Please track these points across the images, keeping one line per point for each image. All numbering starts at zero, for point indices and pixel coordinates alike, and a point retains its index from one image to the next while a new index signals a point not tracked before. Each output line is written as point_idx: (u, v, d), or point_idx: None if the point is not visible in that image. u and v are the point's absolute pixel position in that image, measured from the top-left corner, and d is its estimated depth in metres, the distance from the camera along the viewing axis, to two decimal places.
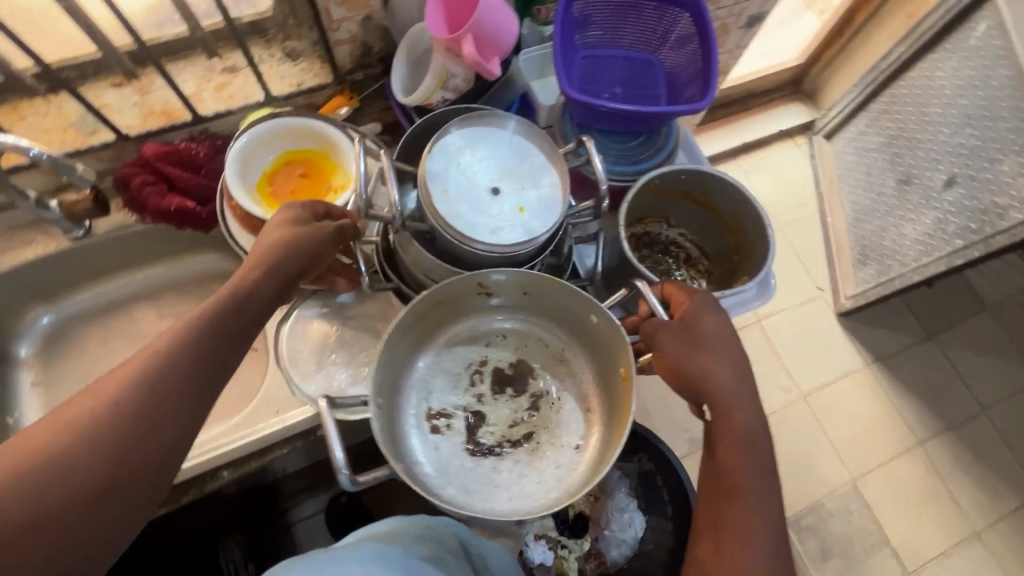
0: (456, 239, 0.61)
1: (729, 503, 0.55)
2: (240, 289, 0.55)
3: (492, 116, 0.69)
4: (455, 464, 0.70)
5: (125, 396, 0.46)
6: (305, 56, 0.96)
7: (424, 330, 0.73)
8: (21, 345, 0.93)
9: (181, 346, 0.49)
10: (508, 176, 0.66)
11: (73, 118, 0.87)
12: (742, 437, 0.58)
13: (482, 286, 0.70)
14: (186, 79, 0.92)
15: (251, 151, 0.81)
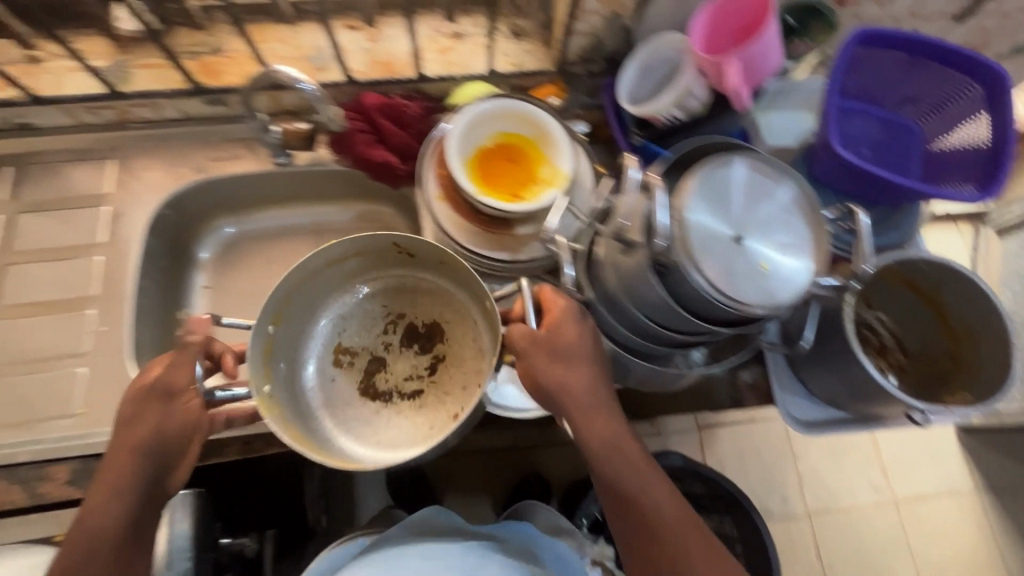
0: (684, 268, 0.56)
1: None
2: (121, 463, 0.62)
3: (777, 162, 0.61)
4: (343, 398, 0.81)
5: (101, 520, 0.60)
6: (530, 38, 0.95)
7: (347, 273, 0.83)
8: (202, 248, 0.97)
9: (127, 476, 0.61)
10: (767, 231, 0.59)
11: (308, 51, 0.91)
12: (666, 531, 0.62)
13: (400, 247, 0.79)
14: (415, 36, 0.93)
15: (479, 121, 0.80)
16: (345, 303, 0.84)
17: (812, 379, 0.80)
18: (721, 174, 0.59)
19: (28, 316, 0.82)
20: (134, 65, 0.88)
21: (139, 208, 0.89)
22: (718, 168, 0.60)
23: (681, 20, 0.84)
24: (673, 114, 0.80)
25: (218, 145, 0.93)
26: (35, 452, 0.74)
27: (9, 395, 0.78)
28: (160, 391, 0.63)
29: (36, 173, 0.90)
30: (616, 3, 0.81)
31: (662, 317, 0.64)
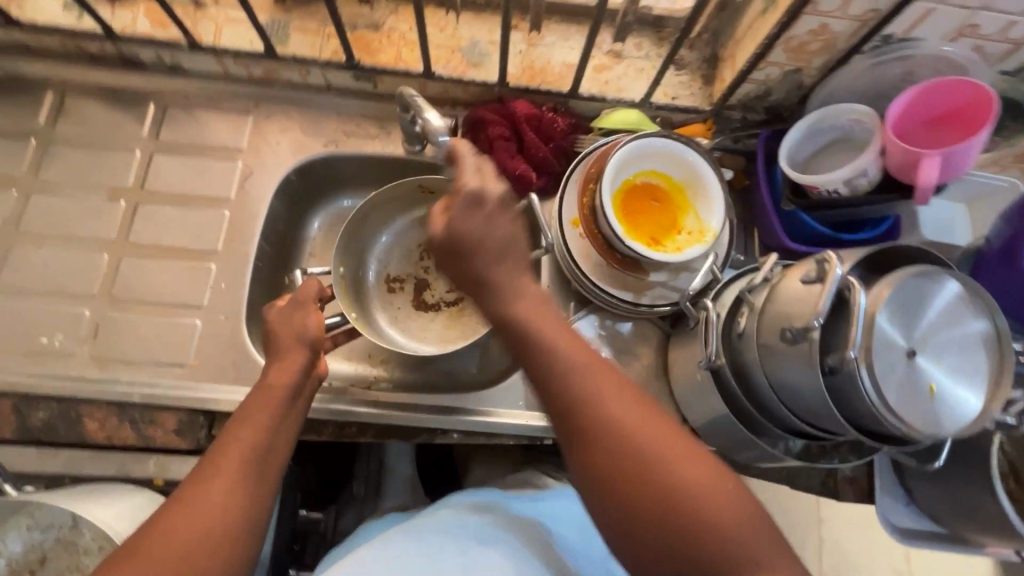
0: (851, 366, 0.54)
1: (648, 498, 0.50)
2: (271, 380, 0.68)
3: (981, 295, 0.57)
4: (404, 313, 0.90)
5: (248, 421, 0.64)
6: (690, 69, 0.90)
7: (383, 212, 0.90)
8: (317, 216, 0.97)
9: (272, 393, 0.67)
10: (945, 361, 0.56)
11: (464, 44, 0.88)
12: (618, 422, 0.53)
13: (421, 185, 0.88)
14: (573, 48, 0.90)
15: (639, 156, 0.78)
16: (399, 235, 0.93)
17: (922, 492, 0.76)
18: (922, 287, 0.56)
19: (153, 259, 0.84)
20: (291, 28, 0.87)
21: (269, 169, 0.89)
22: (920, 280, 0.56)
23: (865, 89, 0.79)
24: (837, 189, 0.76)
25: (354, 120, 0.92)
26: (147, 395, 0.77)
27: (127, 334, 0.80)
28: (299, 311, 0.73)
29: (175, 114, 0.90)
30: (804, 60, 0.76)
31: (804, 408, 0.62)
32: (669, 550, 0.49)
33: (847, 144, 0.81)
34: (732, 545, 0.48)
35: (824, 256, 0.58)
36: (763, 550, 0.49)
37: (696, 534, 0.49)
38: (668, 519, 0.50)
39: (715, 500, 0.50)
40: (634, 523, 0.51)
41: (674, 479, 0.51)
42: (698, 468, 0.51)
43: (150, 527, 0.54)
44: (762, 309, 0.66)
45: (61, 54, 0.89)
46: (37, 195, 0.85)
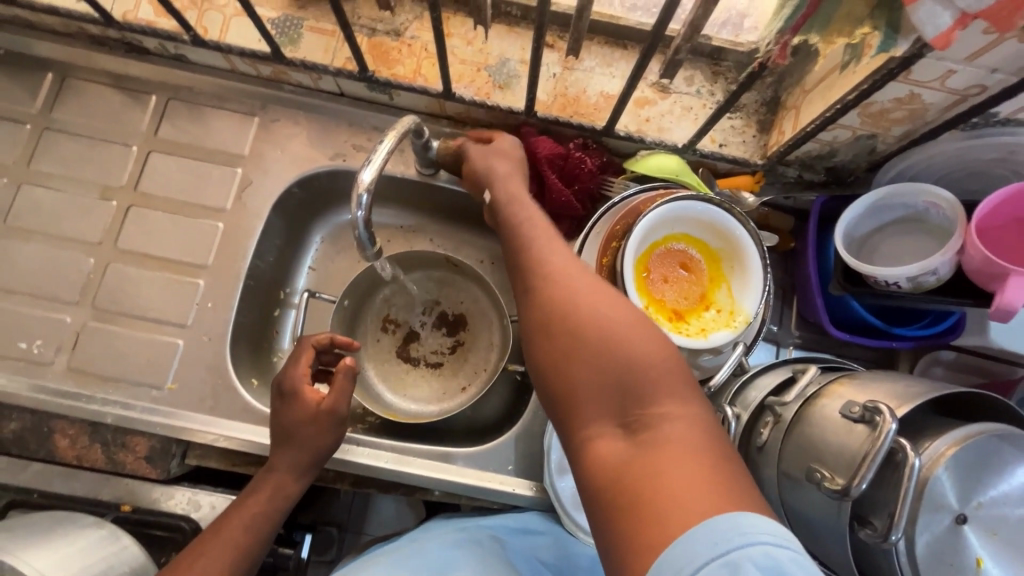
0: (881, 537, 0.44)
1: (566, 327, 0.49)
2: (278, 481, 0.67)
3: None
4: (386, 358, 0.89)
5: (244, 522, 0.64)
6: (745, 112, 0.79)
7: (401, 264, 0.87)
8: (320, 229, 0.91)
9: (272, 500, 0.66)
10: (997, 539, 0.48)
11: (491, 62, 0.79)
12: (556, 270, 0.54)
13: (450, 259, 0.86)
14: (614, 75, 0.79)
15: (675, 217, 0.68)
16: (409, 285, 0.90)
17: None
18: (996, 451, 0.46)
19: (141, 268, 0.79)
20: (304, 26, 0.79)
21: (270, 180, 0.83)
22: (996, 442, 0.46)
23: (950, 165, 0.67)
24: (898, 283, 0.66)
25: (366, 133, 0.84)
26: (120, 417, 0.73)
27: (108, 347, 0.76)
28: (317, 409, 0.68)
29: (176, 109, 0.83)
30: (882, 127, 0.65)
31: (823, 551, 0.54)
32: (591, 379, 0.46)
33: (916, 226, 0.70)
34: (655, 381, 0.45)
35: (875, 402, 0.48)
36: (687, 397, 0.45)
37: (615, 367, 0.46)
38: (590, 347, 0.47)
39: (649, 347, 0.46)
40: (551, 358, 0.49)
41: (599, 315, 0.48)
42: (630, 316, 0.49)
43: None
44: (790, 428, 0.57)
45: (62, 32, 0.83)
46: (29, 188, 0.80)
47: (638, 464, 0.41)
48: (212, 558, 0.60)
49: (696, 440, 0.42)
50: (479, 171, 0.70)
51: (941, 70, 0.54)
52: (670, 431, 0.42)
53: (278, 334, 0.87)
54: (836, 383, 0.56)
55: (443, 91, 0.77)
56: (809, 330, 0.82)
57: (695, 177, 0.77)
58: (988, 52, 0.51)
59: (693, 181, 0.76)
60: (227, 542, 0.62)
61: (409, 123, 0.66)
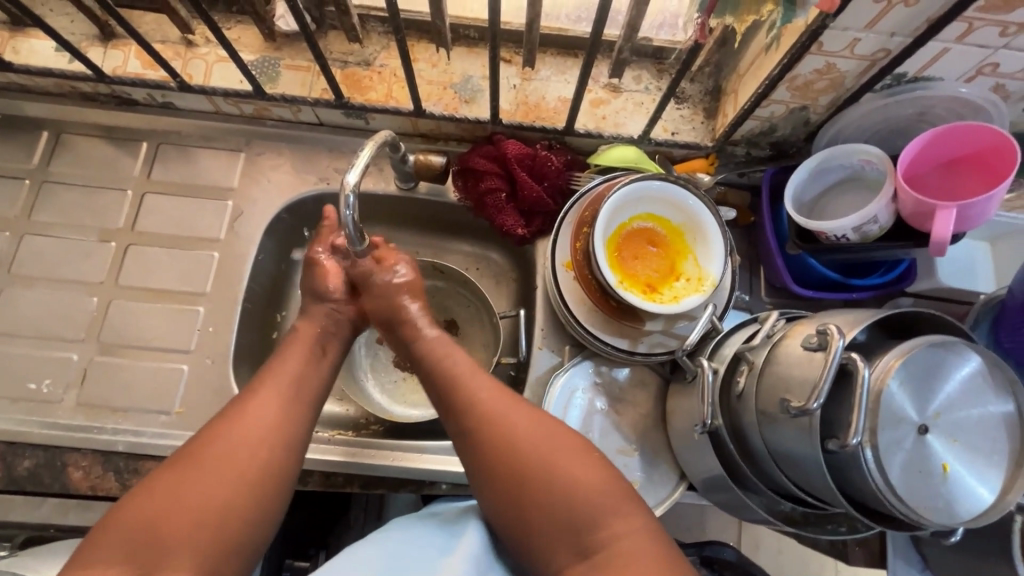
0: (844, 446, 0.49)
1: (520, 479, 0.59)
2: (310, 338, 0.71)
3: (1004, 373, 0.53)
4: (383, 368, 0.92)
5: (292, 355, 0.68)
6: (691, 102, 0.87)
7: None
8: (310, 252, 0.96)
9: (310, 340, 0.71)
10: (956, 444, 0.52)
11: (456, 80, 0.86)
12: (494, 421, 0.62)
13: (436, 266, 0.91)
14: (569, 81, 0.87)
15: (634, 200, 0.74)
16: None
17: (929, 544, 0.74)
18: (938, 358, 0.51)
19: (141, 302, 0.83)
20: (281, 65, 0.86)
21: (260, 208, 0.88)
22: (938, 350, 0.51)
23: (876, 127, 0.75)
24: (846, 235, 0.72)
25: (346, 156, 0.90)
26: (131, 444, 0.76)
27: (115, 379, 0.79)
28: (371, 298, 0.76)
29: (167, 153, 0.89)
30: (811, 98, 0.72)
31: (807, 483, 0.58)
32: (553, 518, 0.57)
33: (856, 184, 0.77)
34: (600, 509, 0.56)
35: (827, 326, 0.53)
36: (630, 512, 0.56)
37: (560, 507, 0.57)
38: (544, 496, 0.58)
39: (584, 477, 0.58)
40: (514, 510, 0.59)
41: (549, 462, 0.59)
42: (570, 454, 0.59)
43: (198, 446, 0.57)
44: (762, 371, 0.61)
45: (55, 92, 0.89)
46: (31, 237, 0.85)
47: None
48: (263, 402, 0.62)
49: (642, 547, 0.54)
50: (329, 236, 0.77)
51: (848, 39, 0.62)
52: (623, 552, 0.54)
53: None
54: (798, 325, 0.61)
55: (414, 109, 0.84)
56: (778, 295, 0.86)
57: (653, 164, 0.84)
58: (882, 18, 0.59)
59: (652, 168, 0.83)
60: (274, 389, 0.64)
61: (385, 136, 0.71)
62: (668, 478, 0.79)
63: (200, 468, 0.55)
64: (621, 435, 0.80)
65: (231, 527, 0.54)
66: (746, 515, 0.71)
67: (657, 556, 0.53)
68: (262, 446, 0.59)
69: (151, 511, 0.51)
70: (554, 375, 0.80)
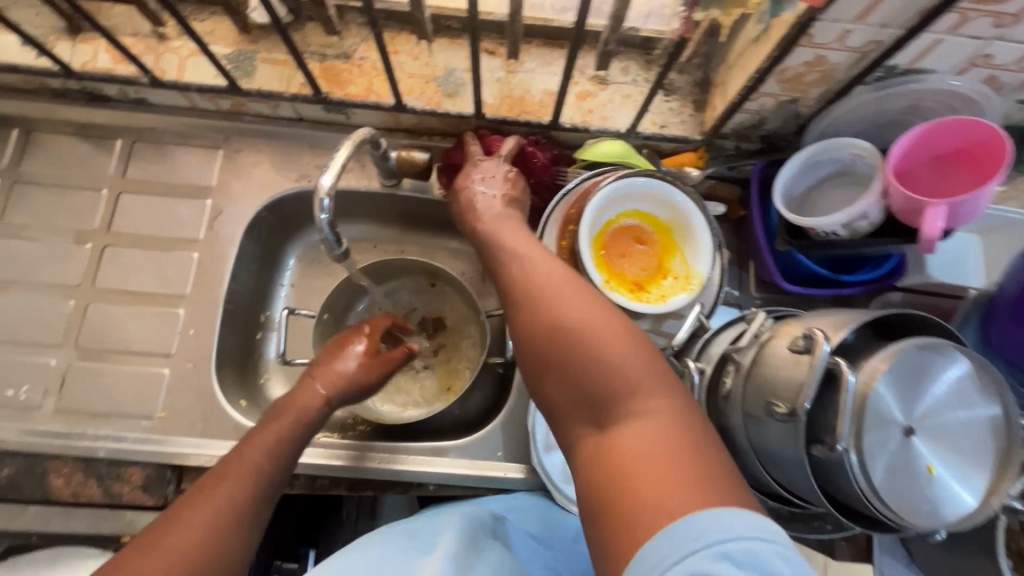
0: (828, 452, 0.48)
1: (550, 334, 0.50)
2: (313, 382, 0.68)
3: (993, 376, 0.52)
4: None
5: (264, 442, 0.61)
6: (680, 94, 0.85)
7: (377, 274, 0.89)
8: (293, 249, 0.94)
9: (294, 421, 0.64)
10: (941, 447, 0.52)
11: (438, 73, 0.84)
12: (530, 281, 0.56)
13: (423, 266, 0.89)
14: (554, 73, 0.85)
15: (620, 196, 0.73)
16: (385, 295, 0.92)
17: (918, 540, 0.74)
18: (927, 363, 0.51)
19: (120, 305, 0.81)
20: (258, 58, 0.83)
21: (239, 207, 0.86)
22: (924, 351, 0.50)
23: (867, 120, 0.73)
24: (835, 231, 0.71)
25: (327, 153, 0.88)
26: (112, 450, 0.75)
27: (95, 385, 0.78)
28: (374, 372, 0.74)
29: (143, 150, 0.87)
30: (801, 90, 0.71)
31: (793, 486, 0.57)
32: (575, 384, 0.49)
33: (845, 179, 0.76)
34: (630, 382, 0.47)
35: (812, 330, 0.52)
36: (662, 392, 0.46)
37: (586, 372, 0.48)
38: (565, 358, 0.49)
39: (619, 349, 0.48)
40: (540, 370, 0.51)
41: (574, 327, 0.50)
42: (610, 320, 0.50)
43: (140, 544, 0.48)
44: (748, 374, 0.60)
45: (23, 88, 0.86)
46: (4, 240, 0.82)
47: (603, 463, 0.44)
48: (229, 486, 0.55)
49: (668, 433, 0.43)
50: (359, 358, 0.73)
51: (838, 31, 0.60)
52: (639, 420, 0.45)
53: (262, 356, 0.89)
54: (785, 326, 0.60)
55: (395, 104, 0.81)
56: (766, 291, 0.86)
57: (642, 158, 0.82)
58: (874, 9, 0.57)
59: (640, 162, 0.81)
60: (247, 466, 0.57)
61: (364, 134, 0.69)
62: None
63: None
64: None
65: None
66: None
67: (679, 433, 0.43)
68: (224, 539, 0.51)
69: None
70: None
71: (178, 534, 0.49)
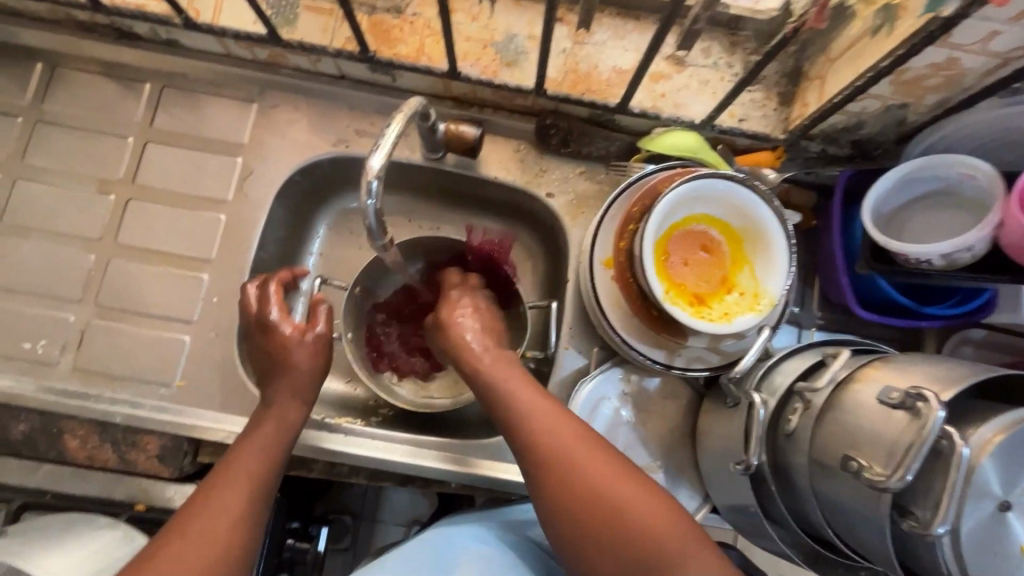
0: (920, 528, 0.43)
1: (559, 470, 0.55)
2: (280, 376, 0.66)
3: None
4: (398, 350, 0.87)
5: (252, 449, 0.61)
6: (765, 84, 0.75)
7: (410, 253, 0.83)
8: (324, 217, 0.89)
9: (280, 424, 0.64)
10: None
11: (498, 38, 0.75)
12: (518, 401, 0.60)
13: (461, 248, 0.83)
14: (627, 49, 0.76)
15: (688, 199, 0.66)
16: None
17: None
18: None
19: (142, 264, 0.77)
20: (300, 6, 0.76)
21: (270, 169, 0.80)
22: None
23: (984, 135, 0.64)
24: (930, 261, 0.63)
25: (368, 117, 0.81)
26: (129, 416, 0.72)
27: (113, 346, 0.74)
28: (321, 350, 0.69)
29: (172, 98, 0.80)
30: (915, 95, 0.62)
31: (856, 541, 0.52)
32: (586, 517, 0.53)
33: (946, 201, 0.67)
34: (641, 515, 0.53)
35: (917, 387, 0.46)
36: (666, 515, 0.54)
37: (598, 508, 0.53)
38: (576, 494, 0.54)
39: (625, 488, 0.54)
40: (549, 501, 0.55)
41: (577, 463, 0.55)
42: (609, 459, 0.56)
43: (152, 553, 0.52)
44: (821, 414, 0.54)
45: (48, 19, 0.79)
46: (24, 183, 0.78)
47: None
48: (223, 497, 0.56)
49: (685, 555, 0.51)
50: (294, 347, 0.67)
51: (984, 31, 0.51)
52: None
53: None
54: (870, 367, 0.54)
55: (448, 71, 0.74)
56: (830, 310, 0.79)
57: (715, 154, 0.74)
58: None
59: (712, 159, 0.73)
60: (239, 480, 0.58)
61: (416, 105, 0.62)
62: (692, 498, 0.75)
63: None
64: (645, 450, 0.75)
65: None
66: (765, 545, 0.66)
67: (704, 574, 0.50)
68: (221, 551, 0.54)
69: None
70: (581, 381, 0.74)
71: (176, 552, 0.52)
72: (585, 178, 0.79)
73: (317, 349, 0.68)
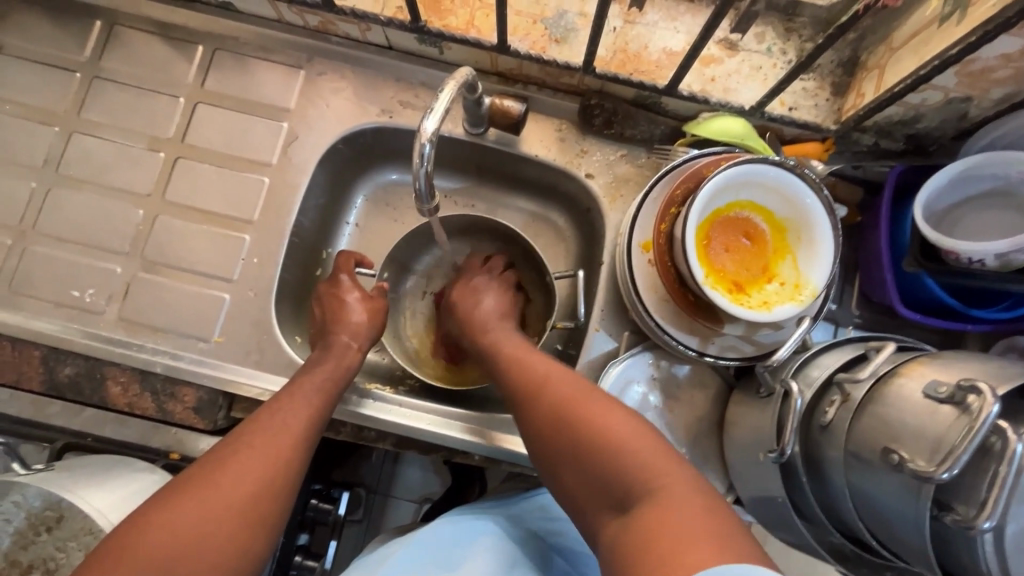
0: (961, 522, 0.42)
1: (556, 417, 0.56)
2: (334, 320, 0.73)
3: None
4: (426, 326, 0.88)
5: (307, 391, 0.65)
6: (819, 73, 0.74)
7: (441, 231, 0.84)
8: (364, 187, 0.90)
9: (335, 370, 0.68)
10: None
11: (549, 14, 0.75)
12: (516, 358, 0.65)
13: (493, 229, 0.83)
14: (678, 31, 0.75)
15: (735, 184, 0.65)
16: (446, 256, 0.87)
17: None
18: None
19: (187, 221, 0.79)
20: None
21: (315, 135, 0.81)
22: None
23: None
24: (982, 259, 0.61)
25: (412, 88, 0.82)
26: (169, 367, 0.74)
27: (156, 298, 0.77)
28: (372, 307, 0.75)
29: (222, 60, 0.82)
30: (980, 88, 0.60)
31: (889, 535, 0.51)
32: (585, 464, 0.53)
33: (1001, 200, 0.65)
34: (641, 460, 0.50)
35: (970, 380, 0.44)
36: (665, 467, 0.49)
37: (600, 455, 0.52)
38: (575, 441, 0.54)
39: (622, 429, 0.52)
40: (553, 452, 0.56)
41: (577, 405, 0.55)
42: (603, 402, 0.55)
43: (213, 462, 0.54)
44: (861, 407, 0.53)
45: None
46: (79, 136, 0.80)
47: (631, 547, 0.45)
48: (281, 424, 0.60)
49: (683, 498, 0.46)
50: (348, 309, 0.73)
51: None
52: (650, 507, 0.47)
53: None
54: (915, 362, 0.53)
55: (497, 44, 0.73)
56: (869, 308, 0.77)
57: (762, 142, 0.73)
58: None
59: (759, 146, 0.72)
60: (296, 412, 0.62)
61: (466, 74, 0.62)
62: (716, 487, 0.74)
63: (207, 487, 0.52)
64: (672, 436, 0.74)
65: (213, 546, 0.49)
66: (787, 537, 0.65)
67: (689, 504, 0.46)
68: (276, 469, 0.56)
69: (175, 519, 0.49)
70: (610, 363, 0.74)
71: (237, 462, 0.54)
72: (626, 161, 0.79)
73: (371, 309, 0.75)
